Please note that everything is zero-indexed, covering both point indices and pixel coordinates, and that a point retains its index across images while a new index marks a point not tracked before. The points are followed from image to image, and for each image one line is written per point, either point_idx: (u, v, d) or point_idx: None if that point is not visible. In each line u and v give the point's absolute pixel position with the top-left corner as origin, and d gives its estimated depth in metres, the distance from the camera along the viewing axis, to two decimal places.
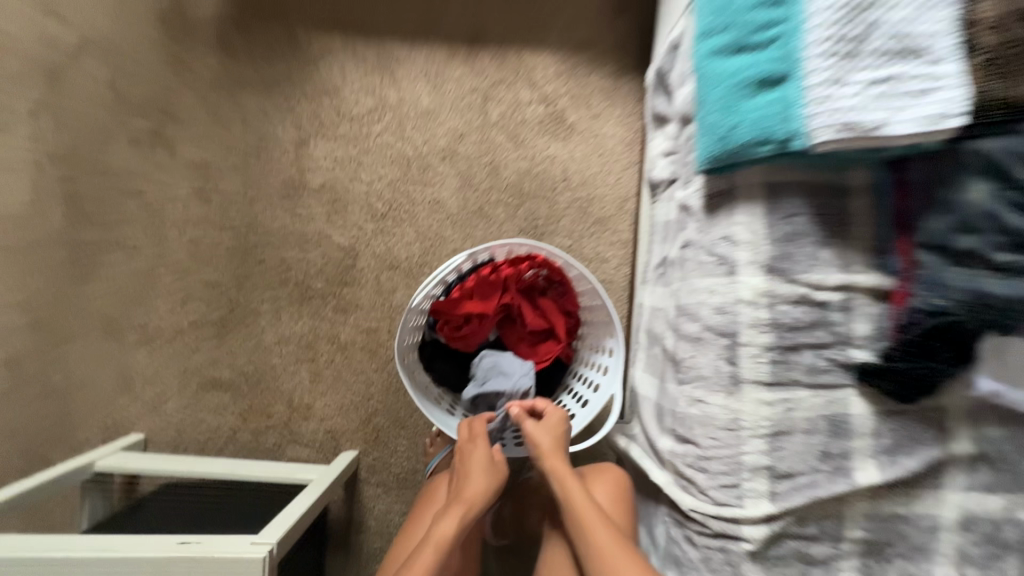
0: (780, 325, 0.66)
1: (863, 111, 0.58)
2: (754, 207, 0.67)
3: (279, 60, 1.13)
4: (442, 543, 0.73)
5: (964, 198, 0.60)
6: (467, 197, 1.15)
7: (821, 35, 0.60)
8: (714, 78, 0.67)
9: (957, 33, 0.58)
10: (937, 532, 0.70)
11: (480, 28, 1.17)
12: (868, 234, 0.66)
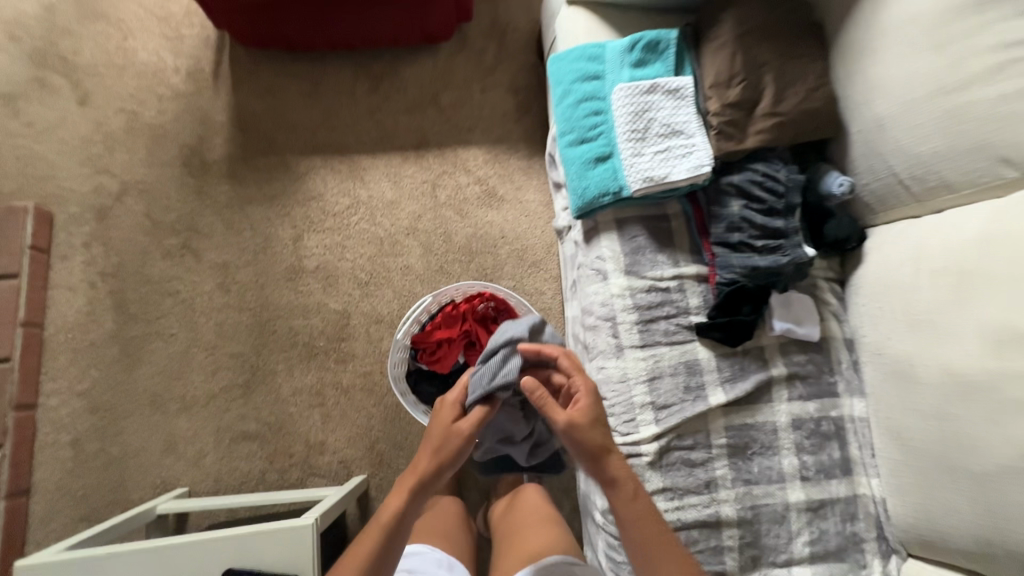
0: (641, 306, 1.01)
1: (657, 169, 0.98)
2: (612, 234, 1.05)
3: (274, 179, 1.51)
4: (395, 508, 0.78)
5: (729, 211, 1.00)
6: (431, 260, 1.50)
7: (624, 130, 1.01)
8: (571, 159, 1.05)
9: (697, 120, 1.01)
10: (779, 433, 1.01)
11: (424, 136, 1.58)
12: (686, 243, 1.05)
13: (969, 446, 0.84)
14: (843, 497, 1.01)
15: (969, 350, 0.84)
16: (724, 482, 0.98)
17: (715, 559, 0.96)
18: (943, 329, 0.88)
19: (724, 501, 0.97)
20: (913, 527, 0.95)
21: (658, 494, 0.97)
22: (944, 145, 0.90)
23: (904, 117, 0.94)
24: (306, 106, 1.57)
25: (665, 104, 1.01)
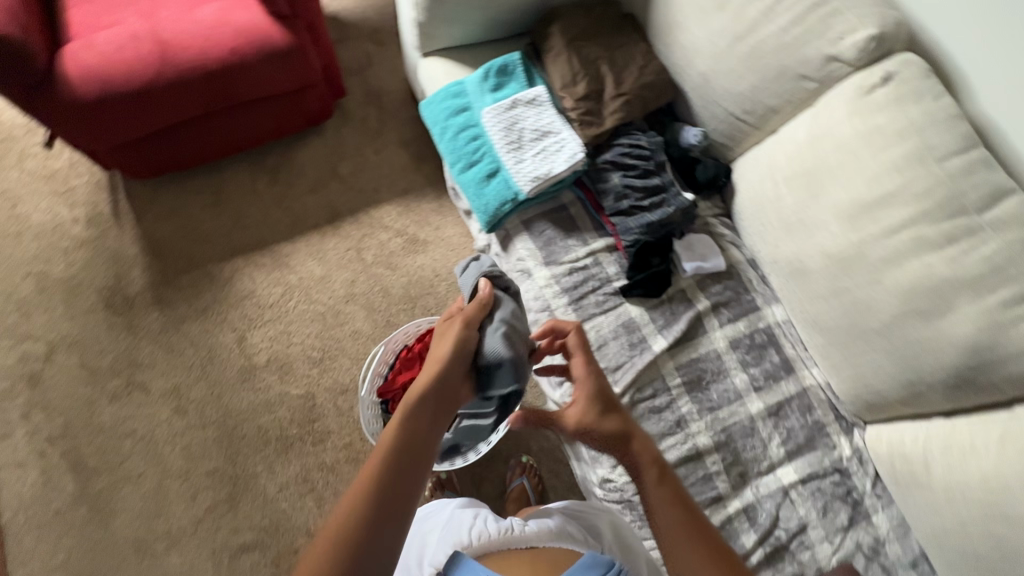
0: (568, 288, 1.12)
1: (539, 168, 1.11)
2: (523, 236, 1.16)
3: (203, 291, 1.55)
4: (396, 427, 0.69)
5: (612, 183, 1.14)
6: (377, 317, 1.56)
7: (502, 144, 1.14)
8: (466, 183, 1.16)
9: (559, 117, 1.15)
10: (723, 357, 1.12)
11: (336, 208, 1.67)
12: (588, 222, 1.18)
13: (865, 308, 0.98)
14: (795, 394, 1.11)
15: (835, 231, 0.99)
16: (692, 416, 1.07)
17: (708, 487, 1.04)
18: (810, 221, 1.03)
19: (697, 433, 1.06)
20: (854, 395, 1.06)
21: None
22: (756, 79, 1.08)
23: (719, 67, 1.12)
24: (215, 215, 1.62)
25: (530, 112, 1.15)
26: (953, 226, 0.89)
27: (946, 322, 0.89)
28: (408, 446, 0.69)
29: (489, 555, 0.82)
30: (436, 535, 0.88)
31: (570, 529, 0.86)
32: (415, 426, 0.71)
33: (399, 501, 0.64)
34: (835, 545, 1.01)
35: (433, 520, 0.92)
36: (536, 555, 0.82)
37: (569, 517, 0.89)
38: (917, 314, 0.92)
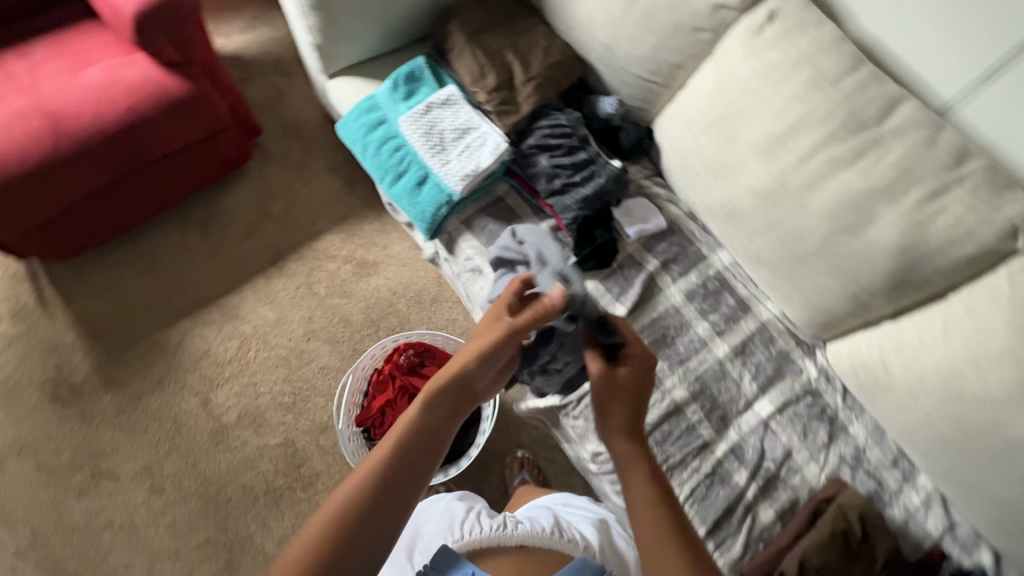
0: None
1: (467, 165, 1.11)
2: (466, 235, 1.16)
3: (154, 362, 1.48)
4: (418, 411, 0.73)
5: (541, 166, 1.15)
6: (341, 348, 1.55)
7: (426, 149, 1.13)
8: (398, 195, 1.15)
9: (476, 112, 1.15)
10: (682, 310, 1.15)
11: (277, 247, 1.64)
12: (527, 209, 1.19)
13: (797, 235, 1.02)
14: (755, 329, 1.16)
15: (757, 168, 1.04)
16: (664, 374, 1.10)
17: (693, 437, 1.06)
18: (733, 164, 1.07)
19: (673, 388, 1.09)
20: (808, 319, 1.11)
21: None
22: (655, 39, 1.11)
23: (619, 35, 1.15)
24: (152, 282, 1.57)
25: (446, 113, 1.14)
26: (860, 141, 0.94)
27: (872, 233, 0.94)
28: (417, 445, 0.71)
29: (477, 549, 0.85)
30: (429, 526, 0.94)
31: (561, 531, 0.88)
32: (428, 426, 0.72)
33: (395, 503, 0.66)
34: (821, 463, 1.06)
35: (430, 512, 0.98)
36: (524, 554, 0.84)
37: (561, 519, 0.92)
38: (844, 230, 0.97)
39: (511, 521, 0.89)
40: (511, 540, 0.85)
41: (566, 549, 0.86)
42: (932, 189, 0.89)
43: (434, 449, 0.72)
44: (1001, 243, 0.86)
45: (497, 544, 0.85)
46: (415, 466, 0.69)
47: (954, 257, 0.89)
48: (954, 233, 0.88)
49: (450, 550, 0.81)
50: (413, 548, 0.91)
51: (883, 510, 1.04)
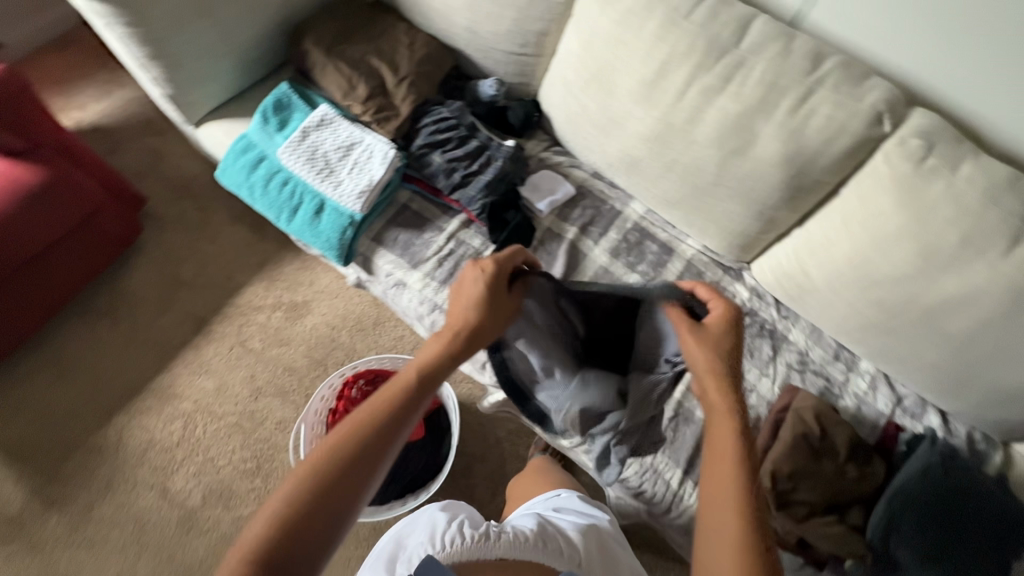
0: (444, 278, 1.10)
1: (360, 181, 1.07)
2: (381, 251, 1.12)
3: (96, 468, 1.38)
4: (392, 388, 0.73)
5: (435, 163, 1.12)
6: (294, 399, 1.50)
7: (314, 175, 1.08)
8: (300, 229, 1.10)
9: (356, 126, 1.11)
10: (611, 268, 1.16)
11: (199, 315, 1.58)
12: (435, 209, 1.16)
13: (694, 168, 1.05)
14: (683, 269, 1.19)
15: (642, 114, 1.05)
16: None
17: None
18: (619, 115, 1.08)
19: None
20: (727, 244, 1.15)
21: None
22: (514, 11, 1.11)
23: (479, 16, 1.14)
24: (72, 386, 1.46)
25: (325, 134, 1.10)
26: (725, 65, 0.96)
27: (758, 149, 0.97)
28: (376, 438, 0.68)
29: (456, 561, 0.80)
30: (412, 541, 0.88)
31: (548, 542, 0.85)
32: (388, 419, 0.70)
33: (346, 499, 0.63)
34: (771, 377, 1.10)
35: (414, 524, 0.93)
36: (506, 565, 0.81)
37: (547, 528, 0.89)
38: (734, 153, 1.00)
39: (495, 531, 0.85)
40: (493, 553, 0.82)
41: (552, 559, 0.83)
42: (800, 95, 0.92)
43: (392, 447, 0.69)
44: (871, 131, 0.90)
45: (479, 557, 0.81)
46: (372, 460, 0.66)
47: (835, 153, 0.93)
48: (828, 131, 0.92)
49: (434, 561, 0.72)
50: (394, 562, 0.86)
51: (837, 405, 1.09)
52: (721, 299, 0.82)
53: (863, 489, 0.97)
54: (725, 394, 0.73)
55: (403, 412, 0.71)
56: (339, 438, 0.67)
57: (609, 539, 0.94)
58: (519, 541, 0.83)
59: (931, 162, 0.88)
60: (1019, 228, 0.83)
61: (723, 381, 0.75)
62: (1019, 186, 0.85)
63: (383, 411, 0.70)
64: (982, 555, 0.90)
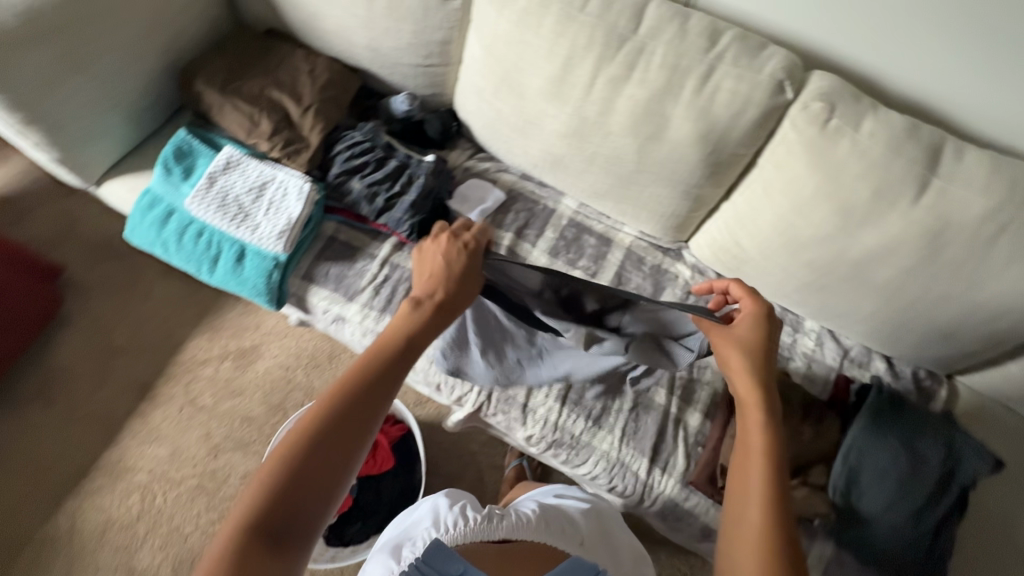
0: (383, 306, 1.06)
1: (279, 220, 1.02)
2: (314, 288, 1.08)
3: (51, 560, 1.30)
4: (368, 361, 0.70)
5: (355, 190, 1.08)
6: (257, 450, 1.45)
7: (229, 222, 1.03)
8: (224, 279, 1.05)
9: (265, 164, 1.06)
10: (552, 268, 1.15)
11: (141, 380, 1.51)
12: (364, 236, 1.12)
13: (615, 159, 1.05)
14: (624, 257, 1.19)
15: (555, 113, 1.04)
16: None
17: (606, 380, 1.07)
18: (534, 115, 1.06)
19: None
20: (661, 226, 1.15)
21: (533, 392, 1.06)
22: (412, 23, 1.08)
23: (377, 32, 1.10)
24: (11, 480, 1.37)
25: (234, 177, 1.04)
26: (627, 53, 0.95)
27: (672, 132, 0.97)
28: (356, 414, 0.65)
29: (461, 544, 0.80)
30: (412, 526, 0.85)
31: (552, 523, 0.85)
32: (363, 396, 0.67)
33: (329, 478, 0.61)
34: None
35: (415, 514, 0.88)
36: (512, 547, 0.81)
37: (550, 508, 0.88)
38: (650, 139, 0.99)
39: (498, 514, 0.84)
40: (497, 535, 0.82)
41: (558, 540, 0.84)
42: (703, 74, 0.92)
43: (374, 420, 0.67)
44: (775, 100, 0.91)
45: (484, 539, 0.81)
46: (354, 438, 0.64)
47: (745, 126, 0.94)
48: (735, 106, 0.92)
49: (441, 545, 0.75)
50: (396, 548, 0.82)
51: (788, 368, 1.11)
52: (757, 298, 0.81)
53: (820, 448, 1.00)
54: (755, 389, 0.75)
55: (381, 387, 0.69)
56: (315, 417, 0.63)
57: (609, 514, 0.96)
58: (523, 523, 0.83)
59: (834, 123, 0.89)
60: (923, 176, 0.86)
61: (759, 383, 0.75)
62: (918, 135, 0.87)
63: (359, 385, 0.67)
64: (935, 492, 0.94)
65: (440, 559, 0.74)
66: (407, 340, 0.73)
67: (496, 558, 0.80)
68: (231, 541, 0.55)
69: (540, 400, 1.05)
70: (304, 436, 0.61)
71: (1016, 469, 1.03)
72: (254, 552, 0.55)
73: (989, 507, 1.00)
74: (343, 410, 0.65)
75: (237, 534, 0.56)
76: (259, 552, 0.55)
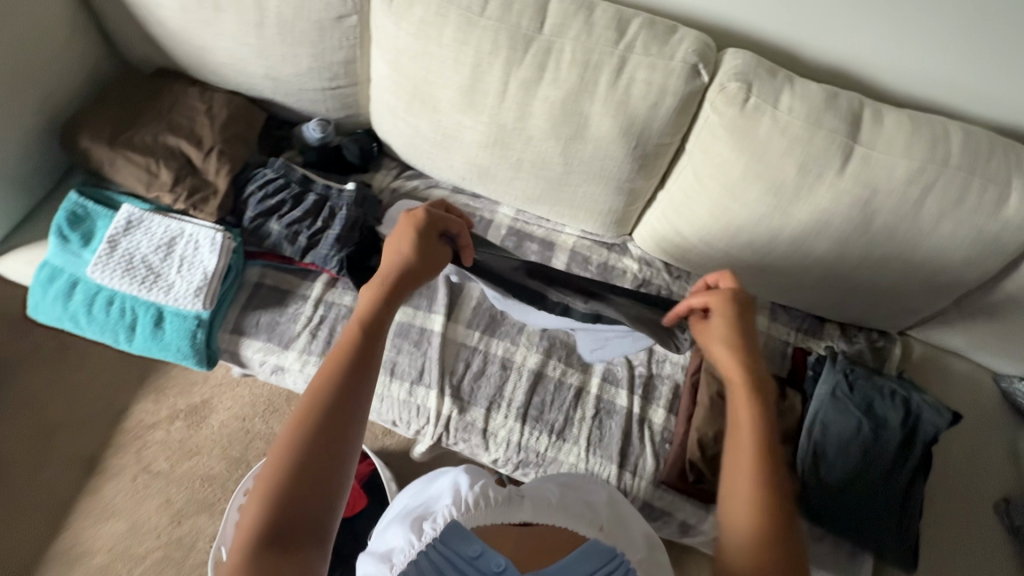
0: (322, 350, 1.00)
1: (194, 277, 0.95)
2: (246, 341, 1.01)
3: None
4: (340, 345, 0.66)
5: (274, 232, 1.02)
6: (223, 508, 1.38)
7: (140, 286, 0.95)
8: (147, 346, 0.98)
9: (171, 218, 0.99)
10: None
11: (86, 455, 1.41)
12: (293, 278, 1.06)
13: (542, 163, 1.01)
14: (569, 259, 1.15)
15: (473, 123, 0.99)
16: (510, 352, 1.05)
17: (565, 390, 1.03)
18: (452, 128, 1.01)
19: (525, 358, 1.05)
20: (602, 223, 1.11)
21: (492, 414, 1.00)
22: (308, 47, 1.01)
23: (274, 60, 1.03)
24: None
25: (138, 236, 0.97)
26: (535, 53, 0.90)
27: (594, 130, 0.94)
28: (343, 399, 0.61)
29: (477, 526, 0.74)
30: (432, 499, 0.80)
31: (571, 506, 0.80)
32: (344, 383, 0.62)
33: (332, 472, 0.58)
34: None
35: (435, 488, 0.83)
36: (530, 531, 0.75)
37: (571, 490, 0.83)
38: (572, 138, 0.96)
39: (519, 496, 0.79)
40: (517, 518, 0.76)
41: (574, 522, 0.78)
42: (615, 68, 0.89)
43: (364, 404, 0.63)
44: (691, 85, 0.88)
45: (502, 522, 0.76)
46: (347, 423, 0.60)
47: (665, 116, 0.91)
48: (652, 96, 0.89)
49: (461, 526, 0.72)
50: (413, 518, 0.78)
51: None
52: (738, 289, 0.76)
53: (785, 428, 0.98)
54: (747, 368, 0.68)
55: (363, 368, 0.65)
56: (302, 413, 0.60)
57: (625, 507, 0.86)
58: (544, 505, 0.79)
59: (753, 102, 0.87)
60: (846, 144, 0.85)
61: (748, 372, 0.68)
62: (835, 104, 0.86)
63: (340, 369, 0.63)
64: (897, 457, 0.94)
65: (456, 540, 0.71)
66: (380, 318, 0.69)
67: (509, 541, 0.73)
68: (240, 558, 0.51)
69: (499, 422, 1.00)
70: (295, 434, 0.58)
71: (973, 416, 1.05)
72: (266, 563, 0.51)
73: (952, 457, 1.01)
74: (329, 401, 0.61)
75: (246, 550, 0.52)
76: (271, 562, 0.51)
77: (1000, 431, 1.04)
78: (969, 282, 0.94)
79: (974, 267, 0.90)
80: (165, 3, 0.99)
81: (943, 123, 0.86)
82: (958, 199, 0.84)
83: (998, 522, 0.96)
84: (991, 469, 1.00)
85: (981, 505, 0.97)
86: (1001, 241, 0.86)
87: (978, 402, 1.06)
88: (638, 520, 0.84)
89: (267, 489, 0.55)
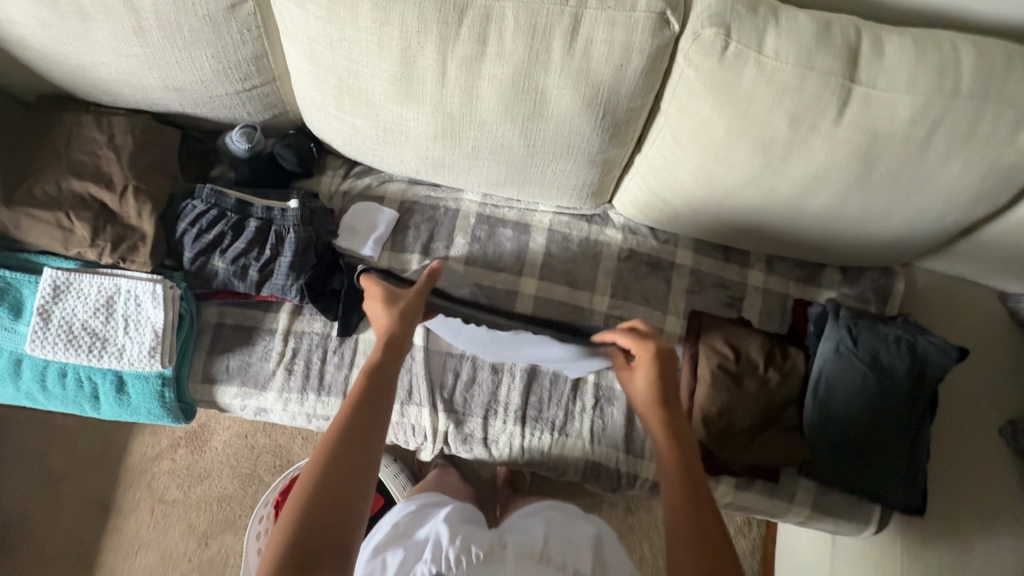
0: (302, 385, 0.95)
1: (143, 338, 0.87)
2: (218, 387, 0.95)
3: None
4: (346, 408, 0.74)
5: (221, 270, 0.92)
6: (246, 523, 1.40)
7: (86, 356, 0.87)
8: (117, 411, 0.92)
9: (103, 275, 0.88)
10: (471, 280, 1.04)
11: (97, 495, 1.40)
12: (253, 312, 0.97)
13: (500, 148, 0.89)
14: (546, 239, 1.06)
15: (415, 115, 0.86)
16: None
17: (562, 383, 0.99)
18: (393, 123, 0.89)
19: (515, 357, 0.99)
20: (578, 198, 1.01)
21: (490, 421, 0.96)
22: (205, 47, 0.85)
23: (170, 69, 0.88)
24: None
25: (71, 302, 0.87)
26: (472, 24, 0.75)
27: (554, 106, 0.82)
28: (363, 432, 0.72)
29: None
30: (414, 551, 0.77)
31: (554, 557, 0.74)
32: (352, 441, 0.70)
33: (348, 495, 0.66)
34: (674, 311, 1.04)
35: (424, 537, 0.80)
36: None
37: (556, 537, 0.78)
38: (529, 118, 0.84)
39: (502, 548, 0.76)
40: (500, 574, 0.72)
41: (560, 574, 0.72)
42: (568, 30, 0.74)
43: (370, 462, 0.70)
44: (660, 38, 0.74)
45: None
46: (366, 450, 0.71)
47: (633, 79, 0.78)
48: (615, 57, 0.76)
49: None
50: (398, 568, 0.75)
51: (744, 311, 1.04)
52: (645, 341, 0.83)
53: (789, 390, 0.95)
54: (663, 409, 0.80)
55: (367, 426, 0.73)
56: (323, 448, 0.69)
57: (610, 549, 0.80)
58: (529, 558, 0.73)
59: (734, 48, 0.74)
60: (843, 85, 0.74)
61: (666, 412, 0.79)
62: (829, 38, 0.74)
63: (350, 431, 0.71)
64: (903, 407, 0.91)
65: None
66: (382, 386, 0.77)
67: None
68: None
69: (498, 429, 0.96)
70: (317, 464, 0.67)
71: (978, 342, 1.02)
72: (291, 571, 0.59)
73: (956, 387, 1.00)
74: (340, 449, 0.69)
75: (277, 556, 0.61)
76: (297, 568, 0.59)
77: (1010, 354, 1.00)
78: (980, 215, 0.86)
79: (986, 200, 0.82)
80: (18, 20, 0.81)
81: (951, 39, 0.74)
82: (970, 131, 0.75)
83: (1005, 446, 0.95)
84: (997, 394, 0.98)
85: (986, 433, 0.97)
86: (1018, 170, 0.77)
87: (986, 327, 1.02)
88: (623, 562, 0.79)
89: (291, 516, 0.63)
